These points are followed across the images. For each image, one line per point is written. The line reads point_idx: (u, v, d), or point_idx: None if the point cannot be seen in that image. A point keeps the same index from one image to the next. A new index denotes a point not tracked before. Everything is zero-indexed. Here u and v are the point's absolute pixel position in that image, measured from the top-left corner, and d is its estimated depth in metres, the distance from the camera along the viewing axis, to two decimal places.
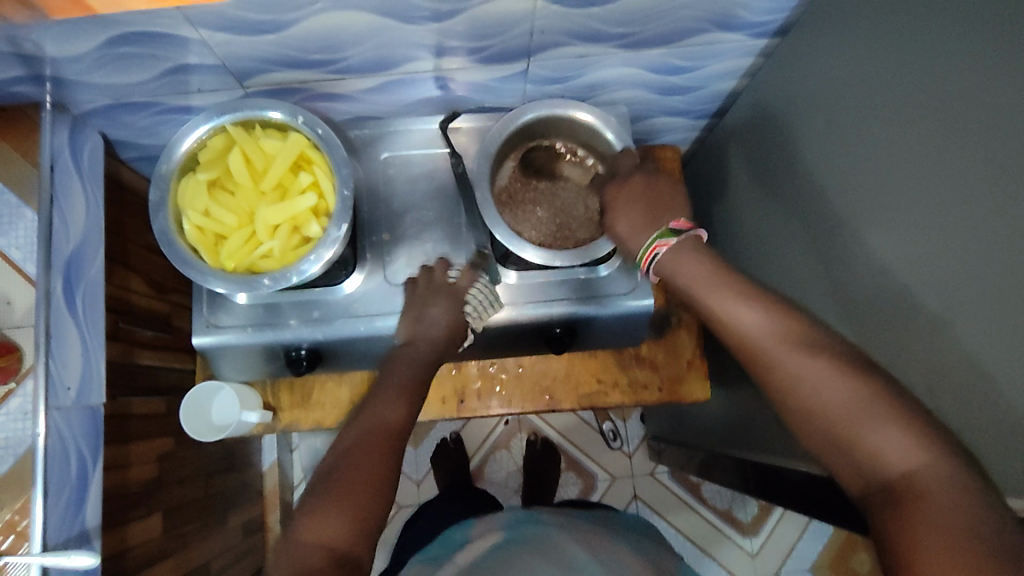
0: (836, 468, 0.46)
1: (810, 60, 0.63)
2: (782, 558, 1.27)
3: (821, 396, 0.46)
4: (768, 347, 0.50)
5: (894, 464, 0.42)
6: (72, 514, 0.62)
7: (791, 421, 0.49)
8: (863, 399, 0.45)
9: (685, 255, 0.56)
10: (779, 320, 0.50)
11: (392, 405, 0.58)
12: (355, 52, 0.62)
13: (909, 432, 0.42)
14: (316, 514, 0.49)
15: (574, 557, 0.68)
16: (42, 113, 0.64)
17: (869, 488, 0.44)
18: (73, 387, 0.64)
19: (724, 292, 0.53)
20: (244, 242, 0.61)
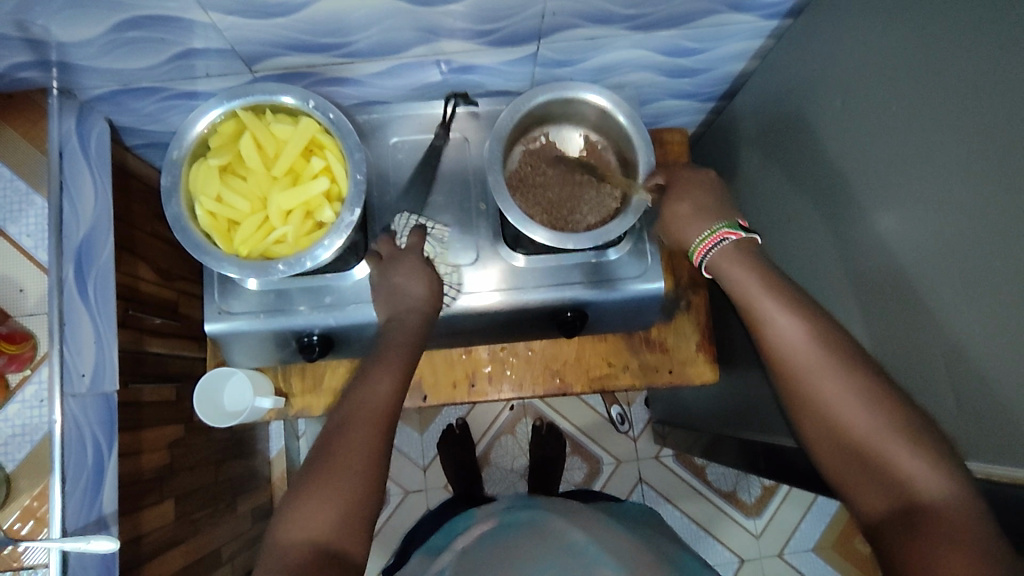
0: (857, 487, 0.48)
1: (822, 40, 0.63)
2: (786, 539, 1.29)
3: (854, 415, 0.47)
4: (807, 356, 0.50)
5: (919, 493, 0.44)
6: (90, 500, 0.62)
7: (819, 435, 0.50)
8: (899, 424, 0.46)
9: (737, 258, 0.56)
10: (821, 334, 0.50)
11: (385, 378, 0.57)
12: (365, 36, 0.62)
13: (938, 465, 0.44)
14: (303, 509, 0.50)
15: (585, 538, 0.69)
16: (49, 99, 0.64)
17: (885, 512, 0.45)
18: (87, 373, 0.64)
19: (770, 297, 0.53)
20: (257, 228, 0.61)
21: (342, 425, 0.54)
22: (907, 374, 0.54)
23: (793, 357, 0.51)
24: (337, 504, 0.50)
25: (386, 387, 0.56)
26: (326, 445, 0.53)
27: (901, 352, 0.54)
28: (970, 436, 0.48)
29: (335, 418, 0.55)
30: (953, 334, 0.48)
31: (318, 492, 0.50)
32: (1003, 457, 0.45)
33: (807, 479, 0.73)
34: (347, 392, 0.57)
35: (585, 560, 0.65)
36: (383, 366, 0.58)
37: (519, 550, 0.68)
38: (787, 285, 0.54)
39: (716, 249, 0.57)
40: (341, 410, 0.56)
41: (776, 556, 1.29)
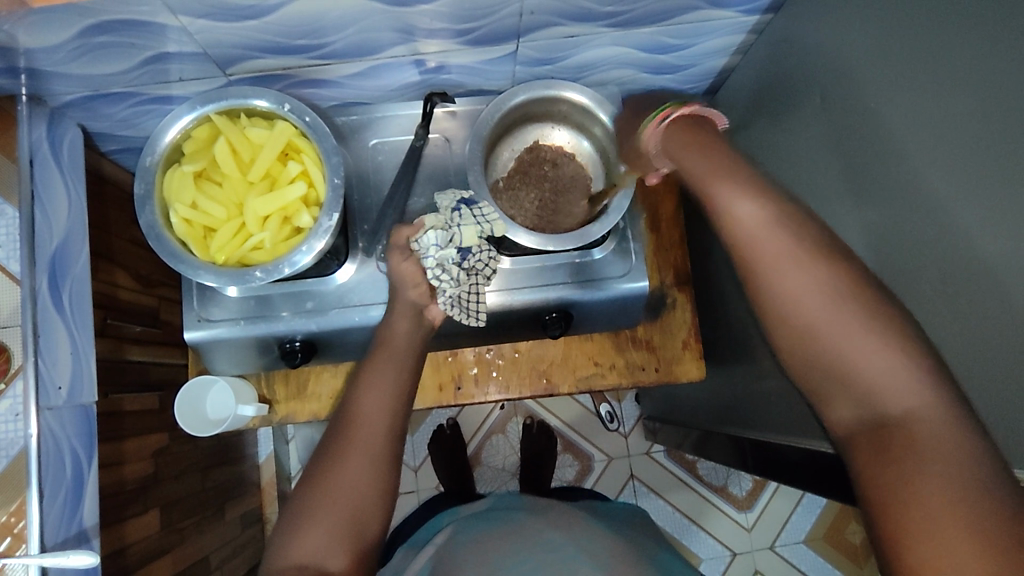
0: (829, 404, 0.46)
1: (802, 34, 0.62)
2: (777, 531, 1.30)
3: (818, 303, 0.45)
4: (767, 238, 0.47)
5: (892, 400, 0.42)
6: (70, 515, 0.61)
7: (781, 337, 0.47)
8: (860, 319, 0.44)
9: (691, 134, 0.54)
10: (773, 211, 0.48)
11: (381, 387, 0.57)
12: (340, 37, 0.61)
13: (905, 362, 0.42)
14: (300, 532, 0.52)
15: (568, 537, 0.69)
16: (18, 107, 0.63)
17: (858, 423, 0.44)
18: (64, 386, 0.63)
19: (725, 177, 0.50)
20: (234, 235, 0.60)
21: (338, 442, 0.55)
22: None
23: (754, 242, 0.48)
24: (335, 528, 0.52)
25: (379, 398, 0.57)
26: (321, 466, 0.54)
27: None
28: None
29: (334, 429, 0.56)
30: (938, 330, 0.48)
31: (316, 513, 0.52)
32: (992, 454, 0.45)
33: (796, 475, 0.73)
34: (348, 398, 0.58)
35: (570, 556, 0.65)
36: (378, 372, 0.58)
37: (497, 545, 0.68)
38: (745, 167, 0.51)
39: (656, 133, 0.57)
40: (336, 425, 0.57)
41: (767, 549, 1.29)
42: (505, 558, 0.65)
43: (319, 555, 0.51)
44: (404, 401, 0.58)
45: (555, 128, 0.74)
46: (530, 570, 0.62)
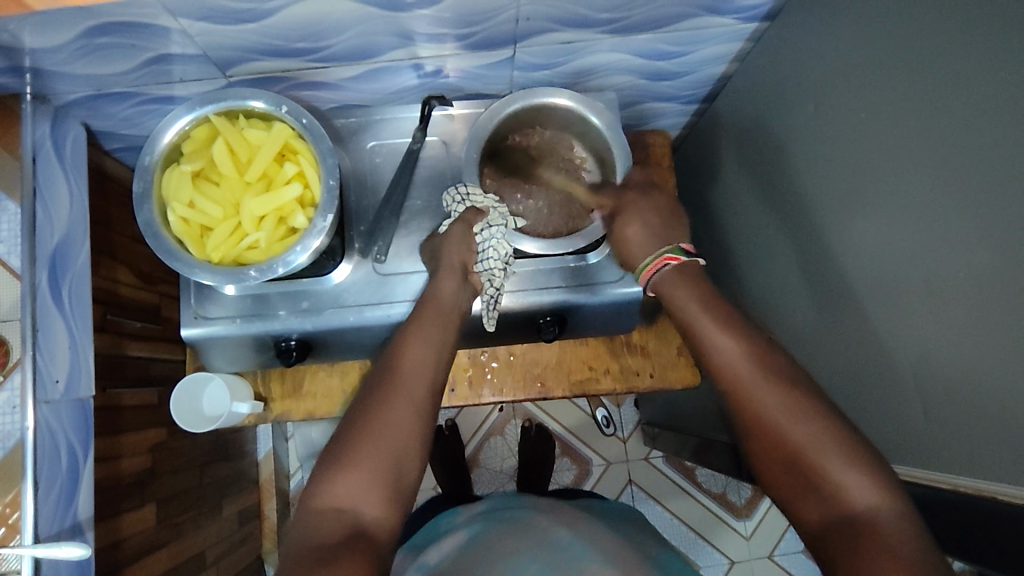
0: (797, 505, 0.48)
1: (798, 44, 0.62)
2: (776, 540, 1.29)
3: (777, 414, 0.49)
4: (739, 368, 0.52)
5: (855, 501, 0.45)
6: (64, 507, 0.62)
7: (747, 441, 0.51)
8: (827, 432, 0.47)
9: (679, 277, 0.58)
10: (760, 353, 0.52)
11: (426, 344, 0.57)
12: (340, 40, 0.61)
13: (867, 471, 0.45)
14: (341, 477, 0.50)
15: (562, 538, 0.69)
16: (22, 105, 0.64)
17: (823, 519, 0.46)
18: (61, 380, 0.64)
19: (703, 304, 0.56)
20: (229, 234, 0.60)
21: (383, 389, 0.54)
22: (884, 377, 0.54)
23: (725, 365, 0.52)
24: (375, 473, 0.50)
25: (424, 354, 0.57)
26: (361, 414, 0.53)
27: (877, 359, 0.54)
28: (948, 441, 0.48)
29: (375, 380, 0.56)
30: (927, 341, 0.48)
31: (358, 461, 0.51)
32: (984, 467, 0.45)
33: None
34: (391, 351, 0.57)
35: (571, 555, 0.65)
36: (423, 331, 0.58)
37: (500, 547, 0.68)
38: (723, 302, 0.56)
39: (658, 273, 0.60)
40: (376, 376, 0.56)
41: (766, 558, 1.28)
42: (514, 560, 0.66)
43: (358, 499, 0.49)
44: (444, 365, 0.58)
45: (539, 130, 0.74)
46: (542, 570, 0.63)
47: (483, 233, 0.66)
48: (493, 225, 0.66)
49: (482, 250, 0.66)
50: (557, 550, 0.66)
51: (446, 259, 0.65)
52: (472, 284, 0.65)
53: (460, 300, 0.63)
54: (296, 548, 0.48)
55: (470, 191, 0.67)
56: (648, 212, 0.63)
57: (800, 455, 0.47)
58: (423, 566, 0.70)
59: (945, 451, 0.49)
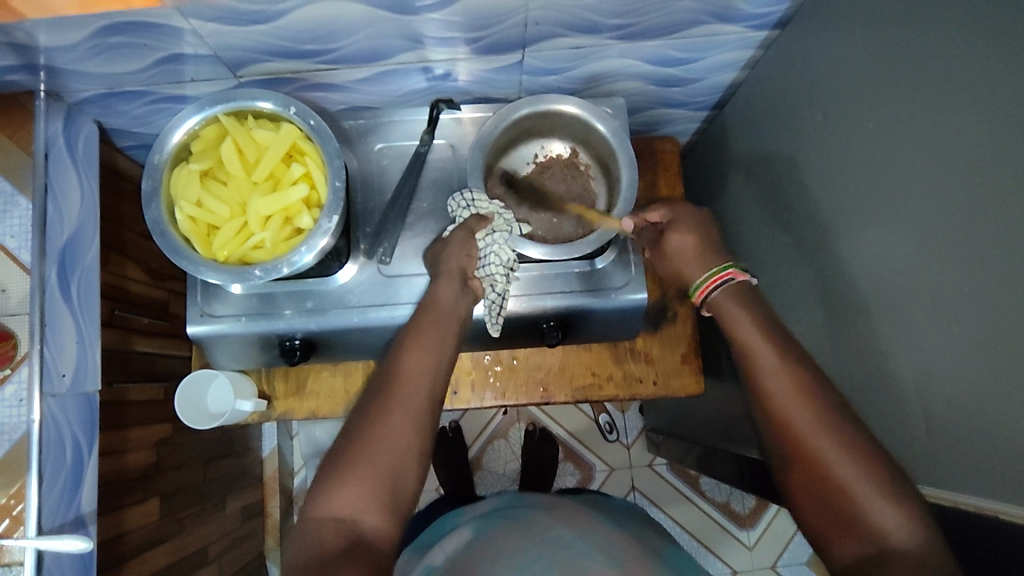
0: (830, 537, 0.48)
1: (808, 52, 0.62)
2: (779, 551, 1.28)
3: (822, 449, 0.48)
4: (789, 400, 0.51)
5: (892, 537, 0.45)
6: (66, 502, 0.63)
7: (787, 468, 0.51)
8: (875, 471, 0.47)
9: (733, 297, 0.57)
10: (809, 386, 0.51)
11: (426, 350, 0.57)
12: (349, 42, 0.62)
13: (909, 510, 0.45)
14: (340, 488, 0.50)
15: (562, 534, 0.69)
16: (37, 102, 0.64)
17: (858, 554, 0.46)
18: (68, 374, 0.64)
19: (760, 331, 0.54)
20: (236, 234, 0.61)
21: (382, 397, 0.54)
22: (888, 390, 0.53)
23: (773, 394, 0.51)
24: (374, 483, 0.51)
25: (423, 360, 0.56)
26: (361, 422, 0.54)
27: (881, 372, 0.53)
28: (950, 456, 0.48)
29: (374, 388, 0.56)
30: (929, 357, 0.48)
31: (357, 471, 0.51)
32: (987, 485, 0.44)
33: None
34: (392, 358, 0.57)
35: (573, 555, 0.64)
36: (426, 338, 0.58)
37: (503, 544, 0.68)
38: (779, 331, 0.55)
39: (717, 291, 0.57)
40: (376, 383, 0.56)
41: (769, 569, 1.27)
42: (518, 556, 0.65)
43: (358, 509, 0.50)
44: (445, 370, 0.57)
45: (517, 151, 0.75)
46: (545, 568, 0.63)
47: (486, 239, 0.66)
48: (496, 231, 0.66)
49: (485, 255, 0.66)
50: (559, 548, 0.66)
51: (446, 266, 0.63)
52: (472, 289, 0.64)
53: (459, 308, 0.61)
54: (296, 557, 0.49)
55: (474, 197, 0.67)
56: (701, 228, 0.61)
57: (842, 487, 0.47)
58: (429, 568, 0.70)
59: (947, 468, 0.48)
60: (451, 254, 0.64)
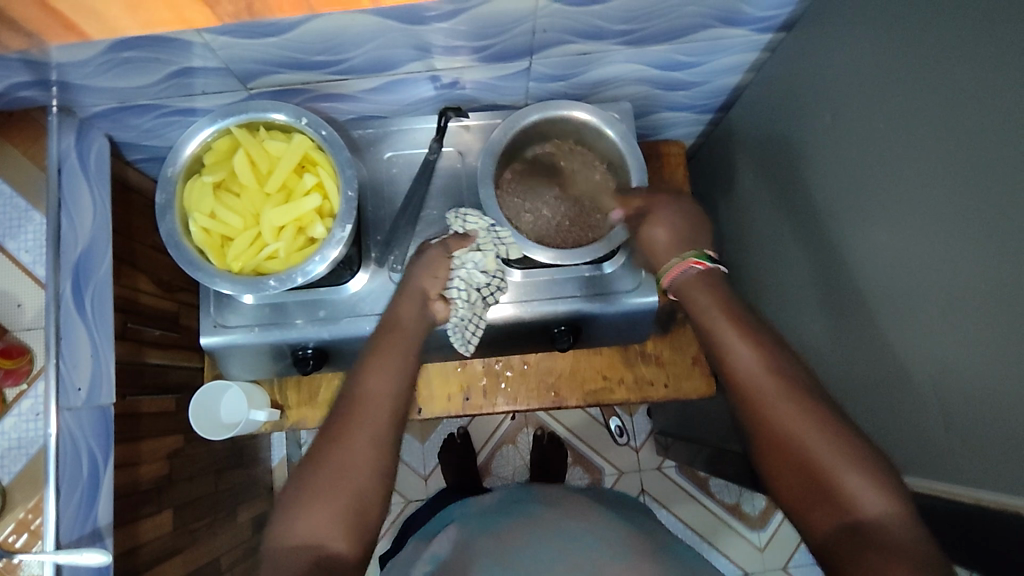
0: (807, 517, 0.46)
1: (814, 54, 0.62)
2: (790, 551, 1.28)
3: (792, 424, 0.48)
4: (761, 381, 0.51)
5: (865, 512, 0.44)
6: (84, 514, 0.63)
7: (762, 451, 0.50)
8: (846, 445, 0.46)
9: (702, 287, 0.58)
10: (779, 365, 0.51)
11: (388, 372, 0.57)
12: (358, 53, 0.62)
13: (882, 484, 0.44)
14: (305, 510, 0.49)
15: (564, 526, 0.69)
16: (49, 117, 0.64)
17: (833, 532, 0.44)
18: (83, 388, 0.65)
19: (728, 320, 0.55)
20: (249, 244, 0.61)
21: (346, 417, 0.54)
22: (897, 389, 0.53)
23: (743, 379, 0.51)
24: (339, 506, 0.50)
25: (388, 383, 0.56)
26: (326, 443, 0.53)
27: (894, 370, 0.54)
28: (960, 450, 0.48)
29: (338, 408, 0.55)
30: (938, 354, 0.48)
31: (323, 492, 0.50)
32: (999, 480, 0.45)
33: None
34: (354, 376, 0.57)
35: (576, 543, 0.65)
36: (386, 356, 0.58)
37: (509, 536, 0.69)
38: (748, 315, 0.55)
39: (681, 275, 0.59)
40: (338, 408, 0.55)
41: (780, 570, 1.27)
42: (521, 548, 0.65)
43: (325, 533, 0.49)
44: (407, 386, 0.58)
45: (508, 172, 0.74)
46: (547, 555, 0.63)
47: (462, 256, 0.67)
48: (476, 250, 0.67)
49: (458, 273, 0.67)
50: (562, 539, 0.66)
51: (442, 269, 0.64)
52: (433, 310, 0.65)
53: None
54: None
55: (464, 214, 0.69)
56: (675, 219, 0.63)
57: (812, 462, 0.46)
58: (434, 559, 0.72)
59: (958, 463, 0.48)
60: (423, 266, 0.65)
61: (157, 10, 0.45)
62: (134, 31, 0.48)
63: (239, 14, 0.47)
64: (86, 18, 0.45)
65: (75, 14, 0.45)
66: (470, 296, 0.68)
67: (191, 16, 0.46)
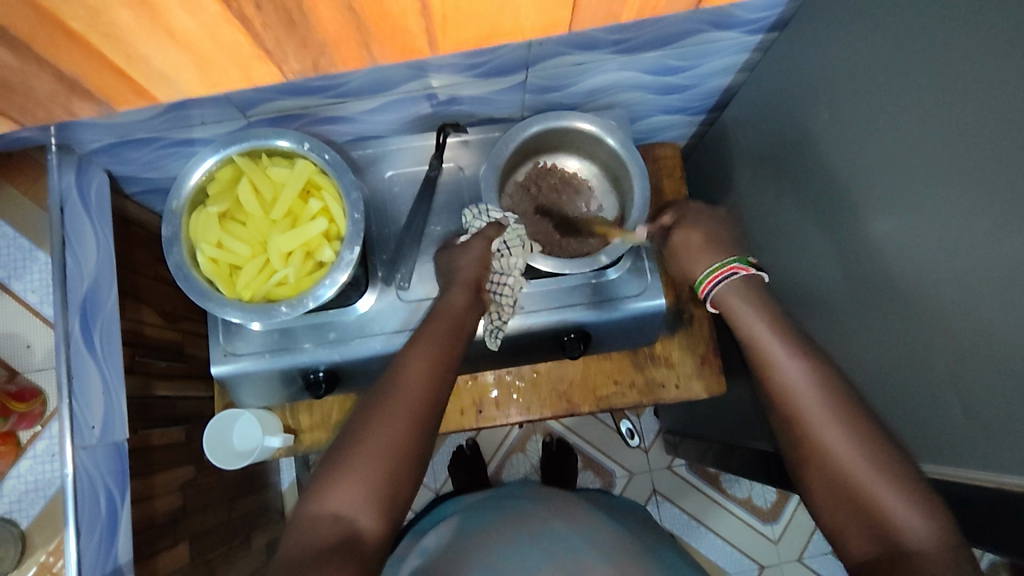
0: (843, 532, 0.49)
1: (806, 53, 0.63)
2: (804, 542, 1.28)
3: (837, 440, 0.50)
4: (808, 396, 0.52)
5: (907, 537, 0.45)
6: (106, 552, 0.63)
7: (802, 465, 0.52)
8: (892, 471, 0.48)
9: (742, 296, 0.59)
10: (829, 382, 0.52)
11: (425, 357, 0.57)
12: (356, 77, 0.62)
13: (929, 514, 0.46)
14: (336, 487, 0.50)
15: (556, 529, 0.69)
16: (49, 156, 0.62)
17: (870, 555, 0.47)
18: (96, 425, 0.64)
19: (772, 330, 0.56)
20: (259, 272, 0.61)
21: (381, 400, 0.54)
22: (909, 381, 0.54)
23: (789, 387, 0.53)
24: (369, 483, 0.51)
25: (425, 367, 0.57)
26: (361, 423, 0.53)
27: (903, 361, 0.54)
28: (977, 440, 0.48)
29: (380, 390, 0.55)
30: (948, 346, 0.49)
31: (355, 471, 0.51)
32: (1009, 464, 0.45)
33: None
34: (396, 360, 0.58)
35: (565, 547, 0.65)
36: (425, 343, 0.58)
37: (496, 536, 0.69)
38: (791, 326, 0.57)
39: (721, 284, 0.60)
40: (377, 390, 0.56)
41: (796, 561, 1.28)
42: (513, 549, 0.65)
43: (354, 508, 0.50)
44: (447, 383, 0.57)
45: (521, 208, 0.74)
46: (536, 560, 0.63)
47: (500, 253, 0.67)
48: (510, 250, 0.66)
49: (500, 272, 0.67)
50: (551, 541, 0.66)
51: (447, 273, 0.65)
52: (483, 300, 0.65)
53: (471, 318, 0.63)
54: (289, 555, 0.48)
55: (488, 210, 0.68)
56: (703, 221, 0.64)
57: (853, 482, 0.49)
58: (423, 551, 0.73)
59: (972, 451, 0.49)
60: (458, 262, 0.65)
61: (228, 72, 0.53)
62: (201, 90, 0.55)
63: (303, 71, 0.55)
64: (164, 86, 0.53)
65: (151, 83, 0.53)
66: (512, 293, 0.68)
67: (257, 73, 0.54)
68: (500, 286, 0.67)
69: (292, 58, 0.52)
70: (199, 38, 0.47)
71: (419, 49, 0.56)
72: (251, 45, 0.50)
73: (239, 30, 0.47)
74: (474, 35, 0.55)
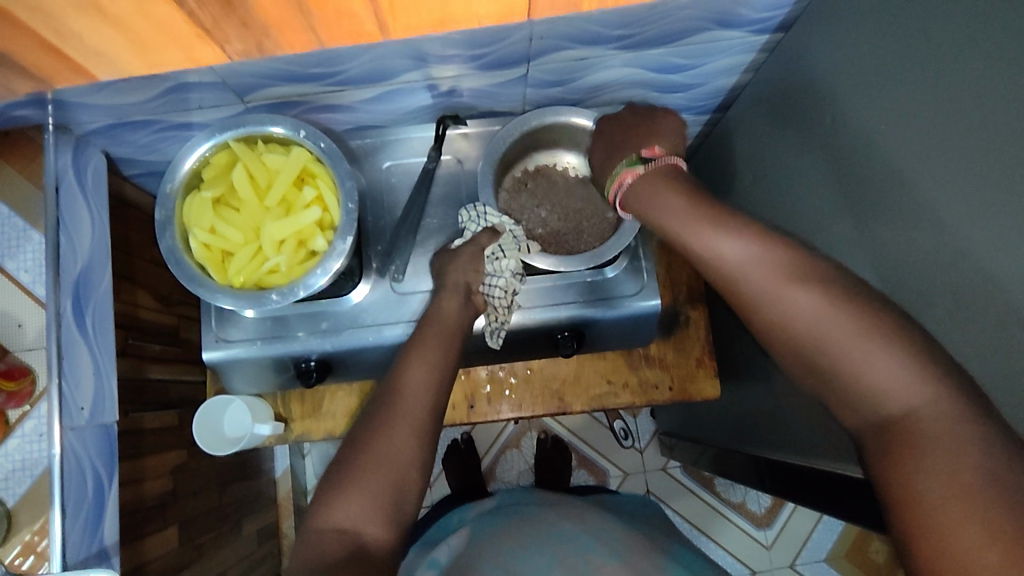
0: (836, 405, 0.46)
1: (812, 53, 0.62)
2: (797, 548, 1.28)
3: (797, 317, 0.46)
4: (755, 275, 0.48)
5: (890, 392, 0.42)
6: (91, 534, 0.63)
7: (776, 347, 0.49)
8: (853, 326, 0.44)
9: (652, 187, 0.55)
10: (769, 255, 0.48)
11: (426, 364, 0.57)
12: (355, 64, 0.61)
13: (903, 359, 0.42)
14: (342, 500, 0.50)
15: (566, 530, 0.69)
16: (44, 135, 0.63)
17: (864, 421, 0.44)
18: (87, 407, 0.64)
19: (693, 216, 0.52)
20: (251, 259, 0.61)
21: (383, 410, 0.54)
22: None
23: (734, 275, 0.49)
24: (374, 496, 0.51)
25: (425, 373, 0.57)
26: (364, 436, 0.53)
27: None
28: None
29: (381, 402, 0.55)
30: None
31: (359, 483, 0.51)
32: None
33: (803, 491, 0.72)
34: (396, 369, 0.58)
35: (578, 547, 0.65)
36: (425, 351, 0.58)
37: (515, 540, 0.68)
38: (723, 203, 0.53)
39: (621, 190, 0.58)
40: (378, 400, 0.56)
41: (788, 568, 1.27)
42: (517, 550, 0.66)
43: (360, 520, 0.50)
44: (447, 389, 0.57)
45: (517, 206, 0.74)
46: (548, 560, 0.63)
47: (494, 257, 0.66)
48: (503, 251, 0.66)
49: (492, 274, 0.66)
50: (565, 543, 0.66)
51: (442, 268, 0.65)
52: (474, 304, 0.64)
53: (463, 313, 0.62)
54: (298, 568, 0.48)
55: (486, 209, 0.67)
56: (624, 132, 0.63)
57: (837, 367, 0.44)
58: (434, 564, 0.70)
59: None
60: (453, 268, 0.65)
61: (171, 56, 0.52)
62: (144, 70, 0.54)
63: (247, 53, 0.54)
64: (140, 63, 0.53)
65: (89, 62, 0.52)
66: (506, 298, 0.67)
67: (200, 54, 0.53)
68: (494, 289, 0.66)
69: (235, 39, 0.51)
70: (128, 14, 0.45)
71: (370, 34, 0.54)
72: (188, 24, 0.48)
73: (173, 11, 0.46)
74: (425, 20, 0.54)
